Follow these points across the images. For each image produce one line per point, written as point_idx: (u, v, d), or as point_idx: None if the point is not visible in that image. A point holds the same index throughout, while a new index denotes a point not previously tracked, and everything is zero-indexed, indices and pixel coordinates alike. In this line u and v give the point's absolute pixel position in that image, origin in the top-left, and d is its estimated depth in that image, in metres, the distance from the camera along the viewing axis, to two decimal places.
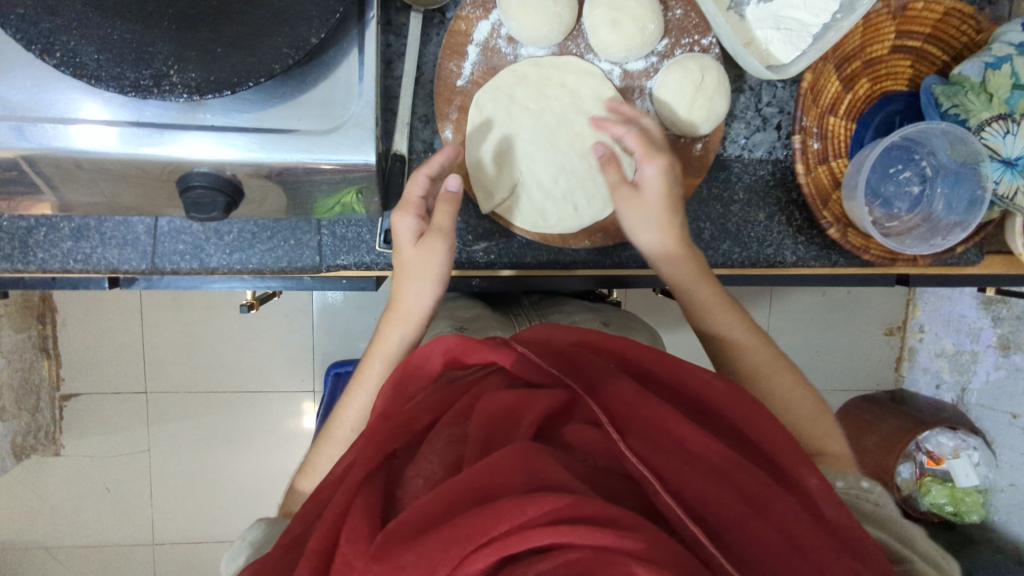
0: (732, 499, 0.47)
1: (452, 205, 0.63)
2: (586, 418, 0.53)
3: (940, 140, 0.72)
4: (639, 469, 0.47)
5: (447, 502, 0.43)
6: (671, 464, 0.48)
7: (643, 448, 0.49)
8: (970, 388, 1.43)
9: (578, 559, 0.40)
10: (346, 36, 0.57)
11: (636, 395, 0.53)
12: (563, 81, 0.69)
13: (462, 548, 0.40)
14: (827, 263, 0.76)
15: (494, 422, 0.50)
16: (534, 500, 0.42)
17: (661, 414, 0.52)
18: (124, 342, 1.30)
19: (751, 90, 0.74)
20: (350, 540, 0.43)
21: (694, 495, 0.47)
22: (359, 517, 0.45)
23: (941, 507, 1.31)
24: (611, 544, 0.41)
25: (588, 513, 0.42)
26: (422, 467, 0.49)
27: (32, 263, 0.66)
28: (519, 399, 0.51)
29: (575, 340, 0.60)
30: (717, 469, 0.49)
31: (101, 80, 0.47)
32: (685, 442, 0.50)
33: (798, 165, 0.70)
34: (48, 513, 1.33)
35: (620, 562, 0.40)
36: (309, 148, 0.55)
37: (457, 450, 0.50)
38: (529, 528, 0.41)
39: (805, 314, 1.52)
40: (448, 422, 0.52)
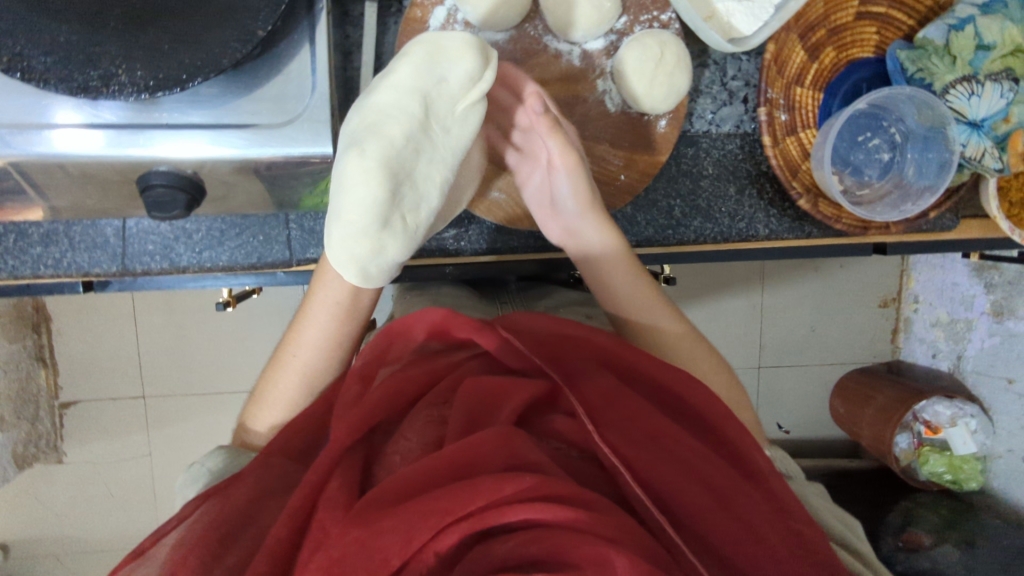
0: (698, 492, 0.49)
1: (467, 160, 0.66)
2: (561, 406, 0.54)
3: (907, 106, 0.72)
4: (611, 457, 0.49)
5: (426, 476, 0.45)
6: (644, 455, 0.50)
7: (616, 436, 0.50)
8: (966, 356, 1.42)
9: (547, 538, 0.41)
10: (297, 27, 0.56)
11: (613, 389, 0.55)
12: (390, 110, 0.53)
13: (442, 518, 0.41)
14: (801, 235, 0.76)
15: (475, 406, 0.51)
16: (511, 478, 0.43)
17: (636, 407, 0.54)
18: (118, 348, 1.31)
19: (716, 64, 0.74)
20: (328, 508, 0.45)
21: (664, 484, 0.48)
22: (337, 487, 0.46)
23: (939, 476, 1.33)
24: (581, 525, 0.42)
25: (563, 494, 0.43)
26: (401, 445, 0.51)
27: (3, 270, 0.66)
28: (500, 386, 0.53)
29: (557, 330, 0.61)
30: (686, 463, 0.51)
31: (50, 83, 0.48)
32: (658, 435, 0.52)
33: (765, 138, 0.70)
34: (55, 520, 1.35)
35: (591, 543, 0.41)
36: (266, 143, 0.56)
37: (436, 431, 0.51)
38: (507, 505, 0.42)
39: (799, 290, 1.51)
40: (428, 403, 0.54)
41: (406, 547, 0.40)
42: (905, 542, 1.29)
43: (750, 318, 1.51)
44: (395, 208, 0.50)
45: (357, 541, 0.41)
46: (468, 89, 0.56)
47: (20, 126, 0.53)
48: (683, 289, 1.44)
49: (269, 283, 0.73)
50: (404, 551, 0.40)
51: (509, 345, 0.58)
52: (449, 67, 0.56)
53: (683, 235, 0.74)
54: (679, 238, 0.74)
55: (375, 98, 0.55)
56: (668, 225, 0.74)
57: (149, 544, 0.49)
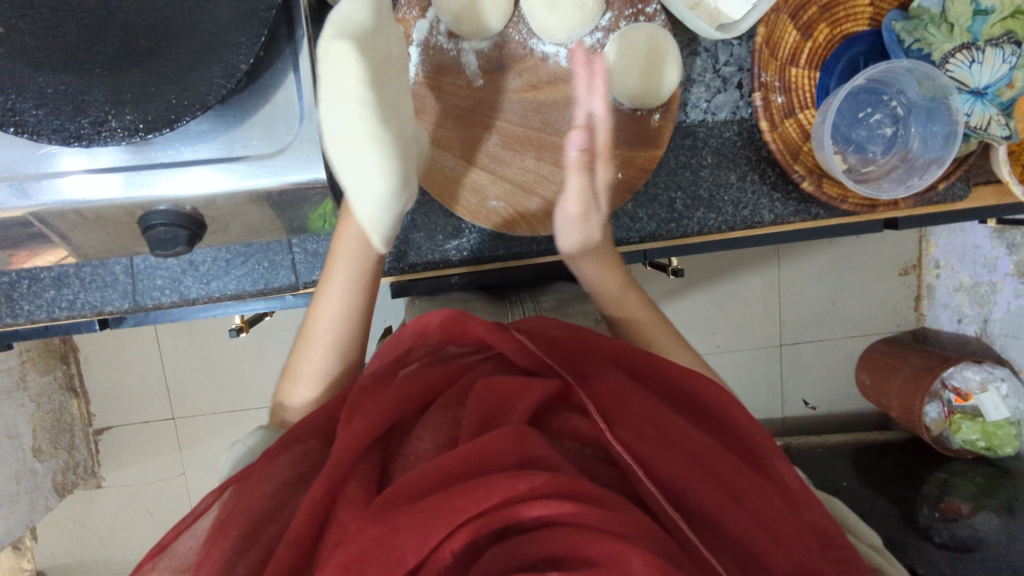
0: (710, 487, 0.48)
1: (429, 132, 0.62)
2: (574, 407, 0.54)
3: (908, 79, 0.70)
4: (624, 456, 0.49)
5: (442, 475, 0.45)
6: (656, 450, 0.49)
7: (629, 434, 0.50)
8: (993, 319, 1.39)
9: (561, 537, 0.42)
10: (279, 56, 0.56)
11: (625, 387, 0.55)
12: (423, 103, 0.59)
13: (457, 516, 0.41)
14: (807, 217, 0.74)
15: (488, 405, 0.52)
16: (525, 475, 0.43)
17: (651, 407, 0.53)
18: (144, 374, 1.33)
19: (707, 51, 0.73)
20: (347, 506, 0.45)
21: (677, 480, 0.48)
22: (356, 486, 0.47)
23: (973, 444, 1.30)
24: (594, 523, 0.42)
25: (576, 490, 0.44)
26: (416, 446, 0.52)
27: (20, 315, 0.68)
28: (514, 385, 0.53)
29: (568, 331, 0.61)
30: (700, 458, 0.50)
31: (42, 135, 0.49)
32: (671, 431, 0.52)
33: (762, 123, 0.68)
34: (99, 542, 1.39)
35: (604, 541, 0.41)
36: (258, 174, 0.56)
37: (450, 431, 0.52)
38: (521, 501, 0.43)
39: (816, 264, 1.49)
40: (444, 403, 0.55)
41: (423, 544, 0.41)
42: (944, 511, 1.27)
43: (768, 297, 1.49)
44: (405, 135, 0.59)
45: (374, 538, 0.41)
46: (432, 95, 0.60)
47: (29, 177, 0.54)
48: (696, 272, 1.43)
49: (279, 307, 0.74)
50: (420, 548, 0.41)
51: (522, 346, 0.58)
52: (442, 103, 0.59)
53: (687, 227, 0.73)
54: (682, 230, 0.73)
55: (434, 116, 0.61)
56: (670, 218, 0.73)
57: (170, 537, 0.48)
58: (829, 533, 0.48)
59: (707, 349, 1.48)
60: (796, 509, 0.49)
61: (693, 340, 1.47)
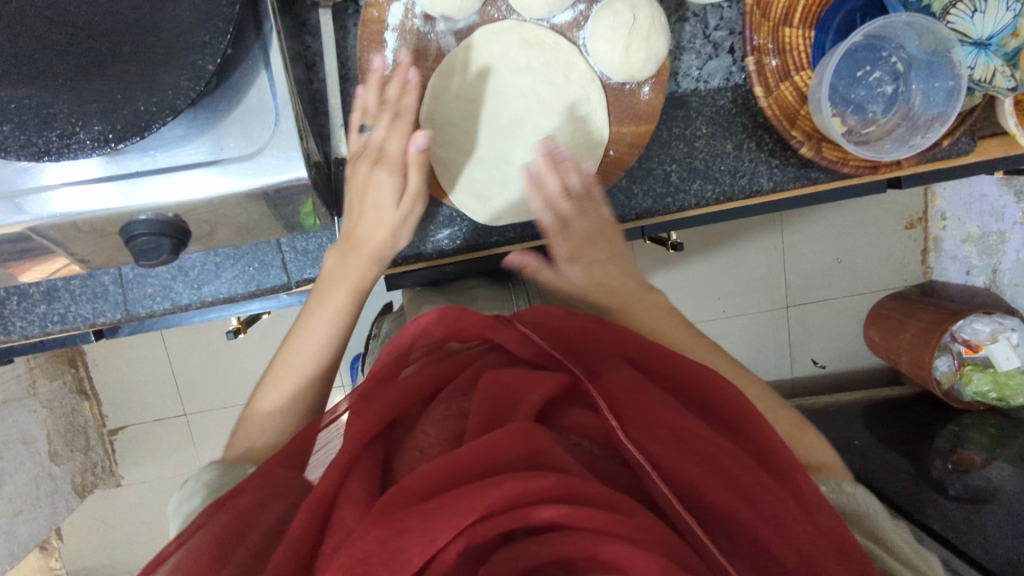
0: (722, 489, 0.47)
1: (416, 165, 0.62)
2: (582, 401, 0.53)
3: (907, 33, 0.67)
4: (636, 456, 0.48)
5: (451, 474, 0.44)
6: (667, 449, 0.49)
7: (639, 433, 0.49)
8: (1002, 269, 1.37)
9: (573, 540, 0.40)
10: (248, 53, 0.54)
11: (635, 384, 0.54)
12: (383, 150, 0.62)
13: (466, 517, 0.40)
14: (807, 182, 0.72)
15: (495, 400, 0.51)
16: (535, 477, 0.42)
17: (661, 403, 0.53)
18: (151, 373, 1.34)
19: (696, 17, 0.70)
20: (349, 504, 0.44)
21: (689, 476, 0.47)
22: (359, 483, 0.46)
23: (985, 395, 1.28)
24: (607, 529, 0.41)
25: (587, 494, 0.43)
26: (419, 439, 0.50)
27: (13, 332, 0.67)
28: (520, 381, 0.53)
29: (575, 325, 0.60)
30: (712, 459, 0.49)
31: (10, 152, 0.47)
32: (682, 428, 0.51)
33: (757, 89, 0.65)
34: (125, 539, 1.42)
35: (617, 546, 0.40)
36: (237, 177, 0.54)
37: (454, 425, 0.51)
38: (531, 504, 0.42)
39: (819, 222, 1.46)
40: (447, 396, 0.54)
41: (430, 546, 0.39)
42: (956, 462, 1.25)
43: (772, 258, 1.46)
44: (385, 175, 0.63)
45: (378, 541, 0.39)
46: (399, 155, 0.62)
47: (23, 194, 0.53)
48: (699, 238, 1.41)
49: (274, 307, 0.73)
50: (427, 553, 0.39)
51: (526, 339, 0.58)
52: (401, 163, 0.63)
53: (684, 201, 0.71)
54: (679, 205, 0.71)
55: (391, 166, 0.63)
56: (666, 192, 0.71)
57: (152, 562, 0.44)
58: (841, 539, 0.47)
59: (712, 315, 1.47)
60: (807, 511, 0.48)
61: (699, 307, 1.46)
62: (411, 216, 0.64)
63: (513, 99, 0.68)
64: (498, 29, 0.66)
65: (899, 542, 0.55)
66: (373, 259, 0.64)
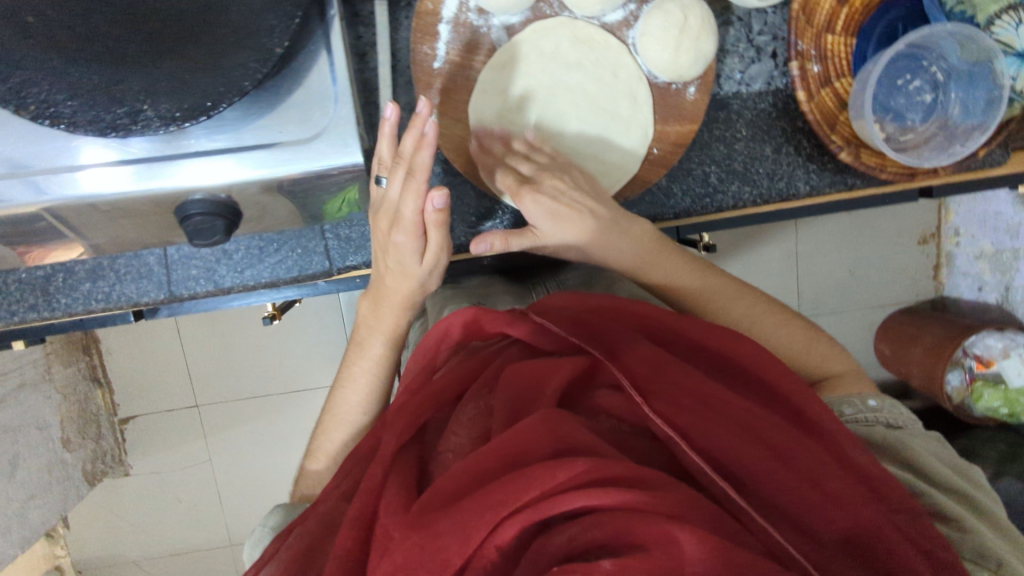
0: (756, 450, 0.46)
1: (442, 222, 0.60)
2: (607, 381, 0.52)
3: (949, 42, 0.69)
4: (664, 429, 0.46)
5: (480, 469, 0.44)
6: (695, 419, 0.47)
7: (665, 404, 0.48)
8: (1015, 286, 1.38)
9: (609, 521, 0.40)
10: (311, 38, 0.55)
11: (657, 358, 0.52)
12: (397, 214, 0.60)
13: (498, 511, 0.41)
14: (844, 187, 0.73)
15: (518, 390, 0.50)
16: (564, 464, 0.42)
17: (684, 373, 0.51)
18: (167, 363, 1.34)
19: (741, 21, 0.72)
20: (388, 510, 0.44)
21: (722, 449, 0.46)
22: (396, 492, 0.46)
23: (995, 412, 1.29)
24: (640, 504, 0.40)
25: (616, 474, 0.42)
26: (451, 441, 0.50)
27: (57, 309, 0.68)
28: (542, 368, 0.51)
29: (590, 306, 0.59)
30: (742, 423, 0.48)
31: (79, 126, 0.49)
32: (708, 395, 0.49)
33: (800, 94, 0.67)
34: (130, 529, 1.41)
35: (652, 521, 0.39)
36: (296, 160, 0.55)
37: (484, 424, 0.50)
38: (561, 492, 0.41)
39: (833, 235, 1.47)
40: (475, 394, 0.53)
41: (467, 545, 0.40)
42: None
43: (786, 269, 1.47)
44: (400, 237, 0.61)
45: (418, 546, 0.41)
46: (416, 218, 0.59)
47: (39, 173, 0.53)
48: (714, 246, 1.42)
49: (311, 294, 0.74)
50: (465, 550, 0.40)
51: (544, 329, 0.56)
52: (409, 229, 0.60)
53: (722, 201, 0.72)
54: (717, 205, 0.72)
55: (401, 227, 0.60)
56: (705, 192, 0.72)
57: None
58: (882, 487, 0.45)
59: None
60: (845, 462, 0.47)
61: None
62: (437, 266, 0.65)
63: (561, 96, 0.69)
64: (550, 25, 0.68)
65: (938, 465, 0.52)
66: (406, 300, 0.67)
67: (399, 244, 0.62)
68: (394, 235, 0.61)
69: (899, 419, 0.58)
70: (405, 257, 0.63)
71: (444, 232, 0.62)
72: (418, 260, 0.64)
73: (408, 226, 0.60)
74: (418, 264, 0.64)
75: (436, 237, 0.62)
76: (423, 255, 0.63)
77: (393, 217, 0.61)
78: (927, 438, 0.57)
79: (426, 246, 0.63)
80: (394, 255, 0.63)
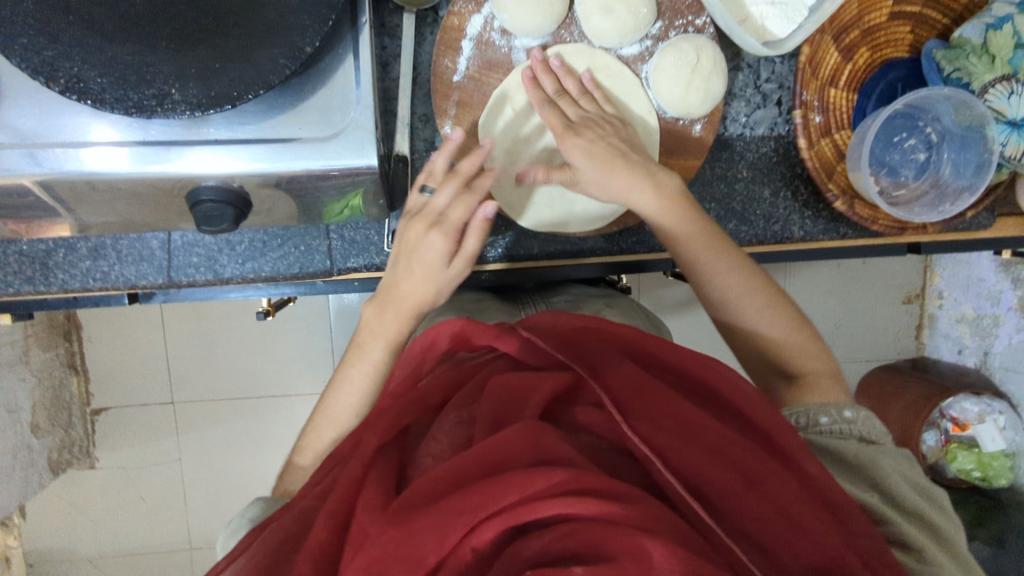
0: (731, 476, 0.45)
1: (485, 231, 0.63)
2: (589, 399, 0.52)
3: (944, 106, 0.73)
4: (641, 447, 0.45)
5: (458, 473, 0.42)
6: (674, 441, 0.46)
7: (644, 424, 0.47)
8: (993, 352, 1.41)
9: (583, 531, 0.38)
10: (341, 42, 0.57)
11: (639, 376, 0.52)
12: (443, 215, 0.63)
13: (475, 515, 0.39)
14: (835, 236, 0.76)
15: (501, 403, 0.49)
16: (542, 473, 0.40)
17: (664, 393, 0.50)
18: (148, 355, 1.32)
19: (749, 67, 0.75)
20: (366, 510, 0.42)
21: (697, 470, 0.45)
22: (375, 489, 0.44)
23: (968, 473, 1.30)
24: (616, 516, 0.39)
25: (594, 485, 0.40)
26: (431, 447, 0.49)
27: (53, 285, 0.69)
28: (524, 381, 0.51)
29: (577, 326, 0.59)
30: (718, 446, 0.47)
31: (105, 103, 0.49)
32: (687, 417, 0.49)
33: (801, 140, 0.71)
34: (88, 524, 1.37)
35: (628, 535, 0.38)
36: (313, 157, 0.56)
37: (466, 433, 0.49)
38: (539, 500, 0.39)
39: (821, 287, 1.50)
40: (457, 404, 0.52)
41: (442, 544, 0.38)
42: None
43: None
44: (435, 238, 0.63)
45: (394, 541, 0.39)
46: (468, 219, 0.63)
47: (43, 144, 0.53)
48: None
49: (307, 293, 0.75)
50: (440, 549, 0.38)
51: (531, 344, 0.56)
52: (448, 231, 0.63)
53: None
54: None
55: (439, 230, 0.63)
56: None
57: None
58: (852, 521, 0.45)
59: None
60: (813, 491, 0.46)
61: None
62: (456, 281, 0.66)
63: None
64: (570, 51, 0.70)
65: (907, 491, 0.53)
66: (402, 318, 0.66)
67: (429, 244, 0.63)
68: (427, 234, 0.63)
69: (874, 435, 0.59)
70: (432, 260, 0.63)
71: (481, 241, 0.64)
72: (444, 268, 0.64)
73: (451, 227, 0.63)
74: (440, 272, 0.64)
75: (471, 245, 0.64)
76: (451, 263, 0.64)
77: (435, 218, 0.63)
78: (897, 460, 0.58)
79: (459, 255, 0.64)
80: (419, 259, 0.64)
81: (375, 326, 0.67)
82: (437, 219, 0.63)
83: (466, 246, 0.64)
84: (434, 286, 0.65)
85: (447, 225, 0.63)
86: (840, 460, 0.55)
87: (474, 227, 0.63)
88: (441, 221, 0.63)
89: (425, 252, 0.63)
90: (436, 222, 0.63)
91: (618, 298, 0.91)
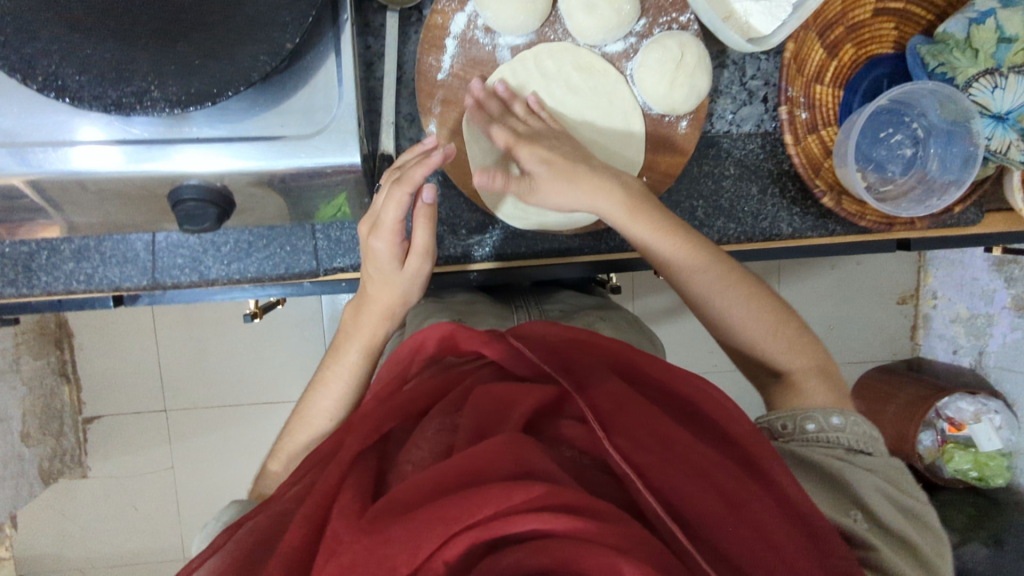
0: (709, 499, 0.45)
1: (431, 218, 0.62)
2: (572, 412, 0.51)
3: (929, 101, 0.73)
4: (622, 466, 0.45)
5: (437, 482, 0.42)
6: (655, 459, 0.45)
7: (627, 441, 0.46)
8: (988, 351, 1.40)
9: (556, 548, 0.38)
10: (322, 39, 0.57)
11: (624, 392, 0.51)
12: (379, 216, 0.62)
13: (450, 526, 0.38)
14: (825, 233, 0.76)
15: (484, 414, 0.48)
16: (521, 486, 0.39)
17: (648, 410, 0.50)
18: (140, 362, 1.31)
19: (735, 64, 0.75)
20: (340, 515, 0.42)
21: (676, 489, 0.44)
22: (350, 495, 0.44)
23: (965, 473, 1.29)
24: (592, 535, 0.38)
25: (572, 502, 0.40)
26: (412, 453, 0.48)
27: (36, 287, 0.68)
28: (509, 391, 0.50)
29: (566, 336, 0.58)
30: (698, 467, 0.46)
31: (83, 101, 0.49)
32: (669, 437, 0.48)
33: (787, 137, 0.70)
34: (79, 534, 1.36)
35: (602, 555, 0.37)
36: (297, 155, 0.56)
37: (448, 440, 0.48)
38: (515, 514, 0.39)
39: (815, 288, 1.50)
40: (441, 411, 0.51)
41: (415, 555, 0.37)
42: None
43: None
44: (377, 241, 0.63)
45: (367, 549, 0.38)
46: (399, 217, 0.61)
47: (26, 144, 0.53)
48: None
49: (294, 294, 0.74)
50: (412, 559, 0.37)
51: (519, 354, 0.55)
52: (384, 228, 0.62)
53: (706, 235, 0.75)
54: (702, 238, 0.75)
55: (380, 230, 0.62)
56: (691, 226, 0.75)
57: None
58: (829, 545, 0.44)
59: None
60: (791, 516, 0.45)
61: None
62: (419, 275, 0.66)
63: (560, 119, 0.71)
64: (557, 49, 0.71)
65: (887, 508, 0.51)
66: (387, 313, 0.67)
67: (377, 245, 0.63)
68: (371, 237, 0.63)
69: (862, 442, 0.56)
70: (380, 260, 0.64)
71: (430, 233, 0.63)
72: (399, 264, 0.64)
73: (391, 227, 0.62)
74: (398, 271, 0.65)
75: (419, 237, 0.63)
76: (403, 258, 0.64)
77: (376, 221, 0.63)
78: (887, 469, 0.56)
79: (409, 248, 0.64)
80: (373, 259, 0.64)
81: (360, 326, 0.68)
82: (377, 220, 0.63)
83: (414, 240, 0.63)
84: (398, 285, 0.66)
85: (381, 225, 0.62)
86: (817, 475, 0.54)
87: (416, 220, 0.62)
88: (378, 224, 0.62)
89: (374, 253, 0.64)
90: (377, 225, 0.63)
91: (609, 309, 0.90)
